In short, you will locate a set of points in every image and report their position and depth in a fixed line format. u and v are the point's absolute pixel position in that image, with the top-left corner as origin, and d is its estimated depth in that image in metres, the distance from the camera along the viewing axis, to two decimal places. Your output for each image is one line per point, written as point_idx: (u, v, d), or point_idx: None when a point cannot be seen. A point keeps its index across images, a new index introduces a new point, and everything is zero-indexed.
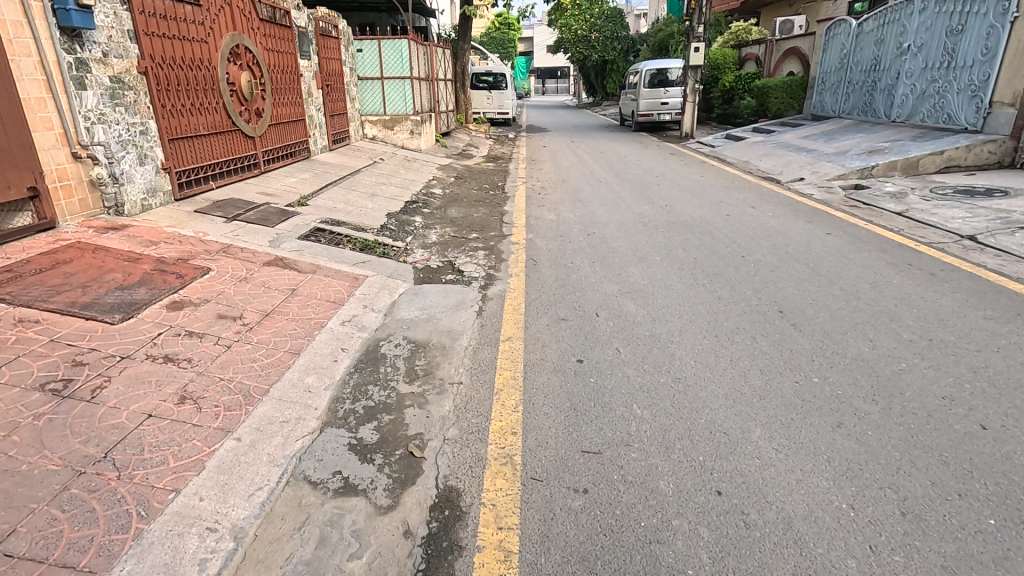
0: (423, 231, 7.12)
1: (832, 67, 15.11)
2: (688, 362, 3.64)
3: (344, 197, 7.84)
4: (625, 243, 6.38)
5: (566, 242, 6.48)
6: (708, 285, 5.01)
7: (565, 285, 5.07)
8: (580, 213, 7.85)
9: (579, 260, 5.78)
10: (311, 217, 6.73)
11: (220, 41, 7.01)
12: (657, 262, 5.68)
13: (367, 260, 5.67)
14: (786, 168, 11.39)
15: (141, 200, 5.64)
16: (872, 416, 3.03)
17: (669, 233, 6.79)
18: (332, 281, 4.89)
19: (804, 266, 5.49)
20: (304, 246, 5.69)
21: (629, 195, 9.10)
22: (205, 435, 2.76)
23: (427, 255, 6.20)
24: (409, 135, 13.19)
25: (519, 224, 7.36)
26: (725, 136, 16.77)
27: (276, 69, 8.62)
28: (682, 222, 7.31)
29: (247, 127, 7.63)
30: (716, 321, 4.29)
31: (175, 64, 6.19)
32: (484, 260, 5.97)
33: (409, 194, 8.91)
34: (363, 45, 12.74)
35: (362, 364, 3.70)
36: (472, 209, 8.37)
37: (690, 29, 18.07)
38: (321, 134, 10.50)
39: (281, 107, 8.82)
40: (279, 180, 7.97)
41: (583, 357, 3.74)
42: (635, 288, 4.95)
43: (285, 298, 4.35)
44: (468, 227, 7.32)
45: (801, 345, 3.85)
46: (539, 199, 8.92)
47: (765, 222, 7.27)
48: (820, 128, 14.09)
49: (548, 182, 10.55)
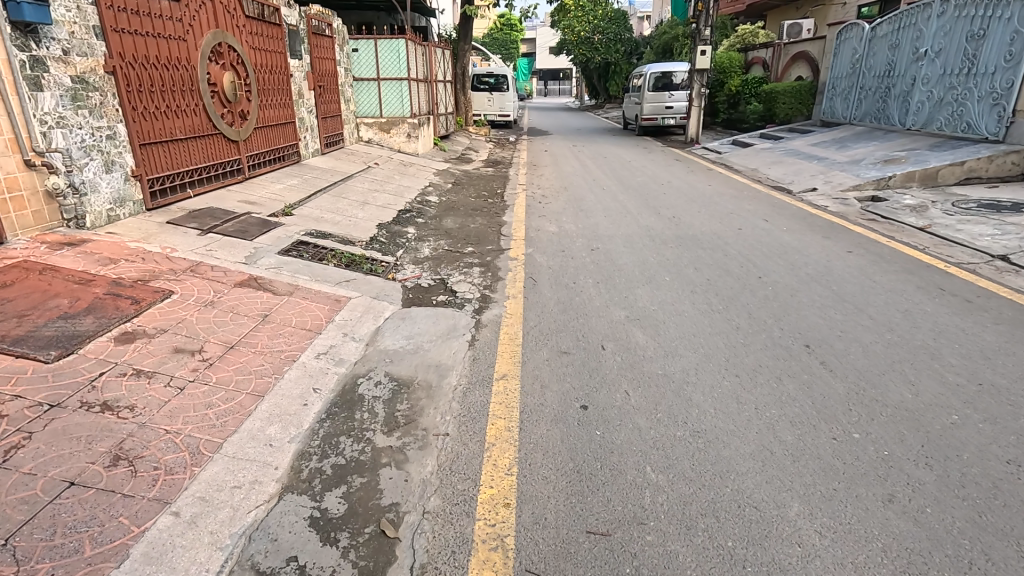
0: (416, 244, 6.68)
1: (842, 72, 14.67)
2: (707, 411, 3.19)
3: (333, 206, 7.40)
4: (631, 260, 5.93)
5: (568, 259, 6.03)
6: (724, 312, 4.55)
7: (567, 310, 4.62)
8: (583, 225, 7.41)
9: (582, 280, 5.33)
10: (295, 228, 6.28)
11: (200, 39, 6.57)
12: (666, 284, 5.23)
13: (352, 279, 5.22)
14: (797, 177, 10.94)
15: (107, 210, 5.21)
16: (928, 487, 2.57)
17: (679, 249, 6.34)
18: (311, 304, 4.44)
19: (827, 290, 5.04)
20: (284, 262, 5.24)
21: (634, 205, 8.64)
22: (135, 510, 2.30)
23: (418, 272, 5.74)
24: (405, 138, 12.74)
25: (518, 237, 6.90)
26: (732, 142, 16.32)
27: (263, 69, 8.17)
28: (692, 236, 6.87)
29: (229, 131, 7.19)
30: (736, 357, 3.83)
31: (148, 64, 5.74)
32: (480, 278, 5.52)
33: (402, 202, 8.46)
34: (359, 45, 12.30)
35: (335, 409, 3.25)
36: (468, 219, 7.92)
37: (696, 32, 17.62)
38: (313, 137, 10.05)
39: (269, 109, 8.37)
40: (264, 187, 7.52)
41: (587, 403, 3.28)
42: (644, 315, 4.50)
43: (254, 327, 3.90)
44: (464, 239, 6.87)
45: (835, 389, 3.39)
46: (540, 208, 8.48)
47: (780, 237, 6.82)
48: (831, 134, 13.64)
49: (549, 189, 10.10)
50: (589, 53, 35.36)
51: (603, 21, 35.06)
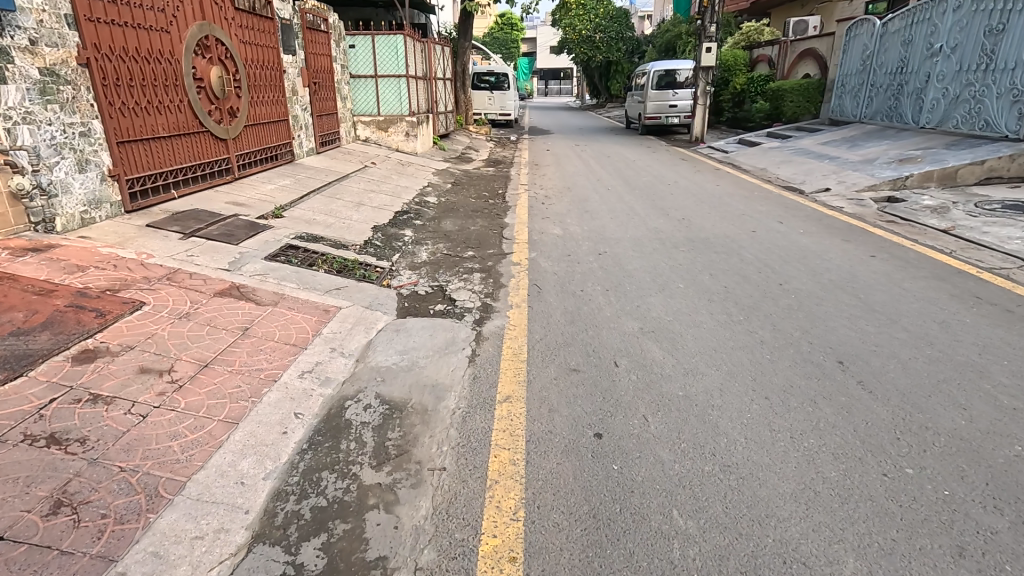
0: (413, 247, 6.32)
1: (852, 69, 14.31)
2: (737, 441, 2.83)
3: (326, 207, 7.05)
4: (641, 266, 5.58)
5: (574, 264, 5.67)
6: (746, 324, 4.19)
7: (575, 322, 4.26)
8: (588, 228, 7.05)
9: (590, 287, 4.97)
10: (285, 231, 5.93)
11: (185, 31, 6.22)
12: (680, 291, 4.87)
13: (344, 286, 4.87)
14: (808, 177, 10.58)
15: (81, 212, 4.87)
16: (1003, 537, 2.21)
17: (691, 253, 5.99)
18: (297, 315, 4.08)
19: (854, 299, 4.68)
20: (270, 268, 4.88)
21: (641, 206, 8.28)
22: (73, 572, 1.94)
23: (414, 278, 5.39)
24: (403, 137, 12.33)
25: (521, 241, 6.55)
26: (738, 141, 15.96)
27: (254, 64, 7.81)
28: (704, 239, 6.51)
29: (217, 129, 6.83)
30: (764, 375, 3.47)
31: (127, 56, 5.39)
32: (480, 285, 5.17)
33: (400, 203, 8.11)
34: (356, 41, 11.93)
35: (318, 438, 2.88)
36: (468, 221, 7.56)
37: (701, 29, 17.26)
38: (308, 136, 9.69)
39: (260, 106, 8.02)
40: (254, 188, 7.17)
41: (602, 431, 2.93)
42: (659, 327, 4.15)
43: (232, 342, 3.54)
44: (463, 243, 6.51)
45: (878, 415, 3.04)
46: (543, 210, 8.13)
47: (798, 240, 6.45)
48: (840, 133, 13.28)
49: (552, 189, 9.75)
50: (590, 52, 35.00)
51: (604, 20, 34.70)
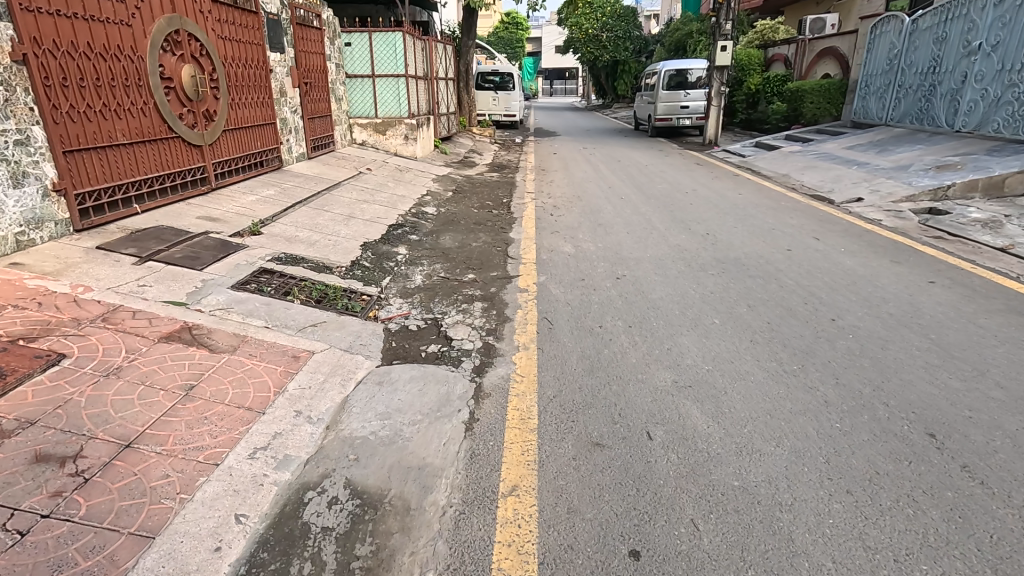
0: (406, 269, 5.60)
1: (877, 69, 13.53)
2: (825, 569, 2.10)
3: (312, 221, 6.34)
4: (667, 294, 4.85)
5: (589, 291, 4.94)
6: (804, 377, 3.46)
7: (595, 372, 3.53)
8: (603, 245, 6.31)
9: (611, 324, 4.25)
10: (260, 251, 5.22)
11: (151, 24, 5.52)
12: (717, 330, 4.14)
13: (322, 321, 4.16)
14: (837, 185, 9.81)
15: (16, 234, 4.20)
16: None
17: (723, 278, 5.25)
18: (259, 365, 3.37)
19: (927, 341, 3.93)
20: (235, 300, 4.18)
21: (660, 219, 7.54)
22: None
23: (406, 308, 4.66)
24: (402, 140, 11.62)
25: (529, 261, 5.82)
26: (755, 144, 15.18)
27: (235, 62, 7.11)
28: (735, 261, 5.77)
29: (190, 134, 6.14)
30: (840, 456, 2.73)
31: (76, 52, 4.70)
32: (482, 318, 4.45)
33: (395, 214, 7.40)
34: (352, 39, 11.23)
35: (264, 556, 2.16)
36: (469, 236, 6.83)
37: (716, 26, 16.47)
38: (298, 140, 9.00)
39: (242, 109, 7.31)
40: (232, 200, 6.48)
41: (639, 548, 2.21)
42: (699, 381, 3.42)
43: (171, 407, 2.84)
44: (464, 263, 5.80)
45: (1002, 524, 2.30)
46: (552, 222, 7.40)
47: (842, 262, 5.70)
48: (867, 137, 12.48)
49: (561, 198, 9.01)
50: (596, 52, 34.21)
51: (611, 19, 33.96)
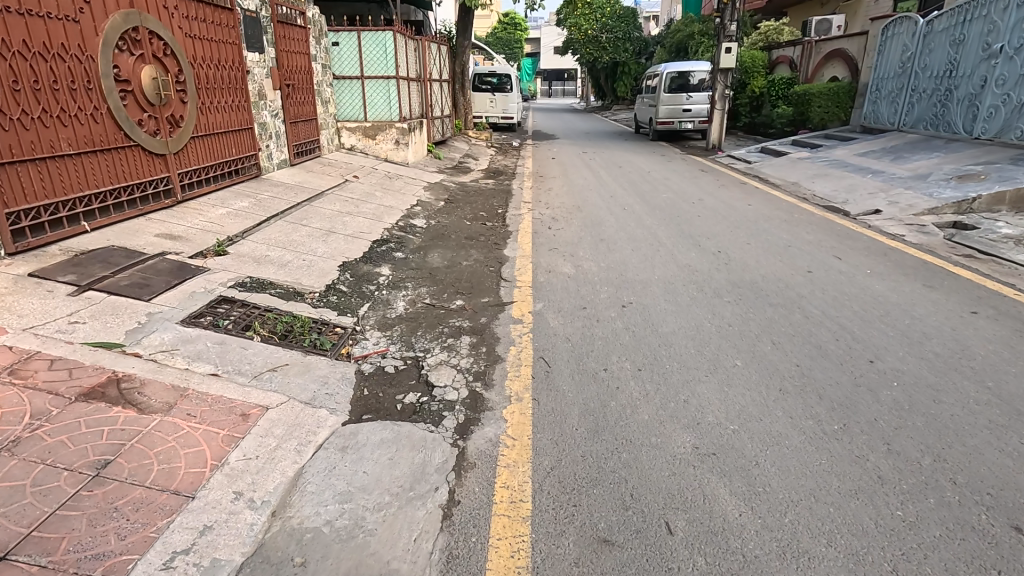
0: (388, 294, 5.04)
1: (889, 72, 13.01)
2: None
3: (287, 238, 5.79)
4: (680, 327, 4.30)
5: (592, 323, 4.38)
6: (851, 442, 2.90)
7: (600, 435, 2.97)
8: (606, 266, 5.75)
9: (618, 367, 3.69)
10: (222, 276, 4.65)
11: (103, 19, 4.96)
12: (739, 375, 3.58)
13: (283, 364, 3.59)
14: (851, 195, 9.27)
15: None
16: None
17: (741, 307, 4.70)
18: (198, 428, 2.80)
19: (986, 391, 3.37)
20: (184, 338, 3.62)
21: (667, 234, 6.99)
22: None
23: (384, 344, 4.10)
24: (393, 145, 11.05)
25: (524, 285, 5.26)
26: (760, 150, 14.65)
27: (205, 62, 6.54)
28: (752, 285, 5.21)
29: (152, 142, 5.57)
30: (911, 563, 2.17)
31: (9, 51, 4.15)
32: (469, 358, 3.89)
33: (380, 228, 6.85)
34: (340, 38, 10.67)
35: None
36: (460, 253, 6.28)
37: (721, 27, 15.92)
38: (279, 146, 8.43)
39: (215, 113, 6.74)
40: (200, 214, 5.91)
41: None
42: (724, 448, 2.87)
43: (70, 496, 2.27)
44: (452, 287, 5.24)
45: None
46: (551, 237, 6.86)
47: (870, 287, 5.16)
48: (879, 143, 11.96)
49: (560, 208, 8.46)
50: (596, 53, 33.64)
51: (611, 20, 33.45)
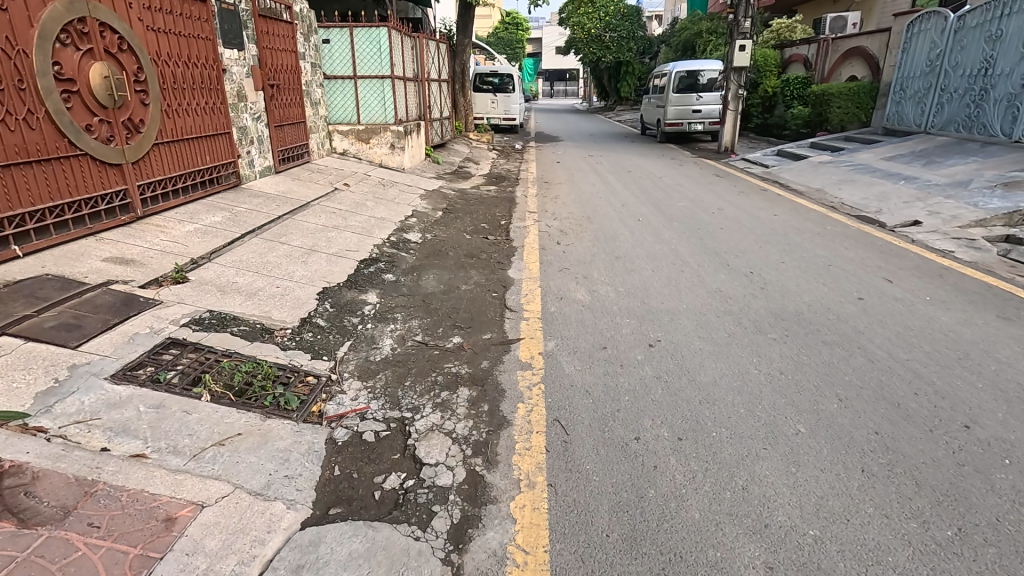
0: (373, 329, 4.31)
1: (915, 71, 12.26)
2: None
3: (261, 260, 5.08)
4: (722, 376, 3.56)
5: (615, 370, 3.65)
6: (977, 562, 2.17)
7: (641, 550, 2.25)
8: (626, 291, 5.02)
9: (653, 437, 2.96)
10: (176, 310, 3.93)
11: (39, 7, 4.26)
12: (807, 449, 2.85)
13: (234, 433, 2.86)
14: (884, 204, 8.52)
15: None
16: None
17: (790, 347, 3.96)
18: (98, 546, 2.07)
19: None
20: (110, 401, 2.90)
21: (690, 251, 6.25)
22: None
23: (363, 400, 3.37)
24: (388, 149, 10.28)
25: (532, 316, 4.53)
26: (777, 153, 13.90)
27: (172, 59, 5.83)
28: (797, 317, 4.47)
29: (105, 150, 4.85)
30: None
31: None
32: (468, 420, 3.16)
33: (369, 245, 6.13)
34: (331, 35, 9.96)
35: None
36: (458, 275, 5.56)
37: (734, 24, 15.19)
38: (262, 152, 7.72)
39: (183, 116, 6.02)
40: (162, 232, 5.19)
41: None
42: (808, 570, 2.14)
43: None
44: (449, 320, 4.50)
45: None
46: (560, 255, 6.13)
47: (936, 318, 4.42)
48: (906, 146, 11.20)
49: (568, 220, 7.73)
50: (599, 52, 32.86)
51: (615, 19, 32.71)
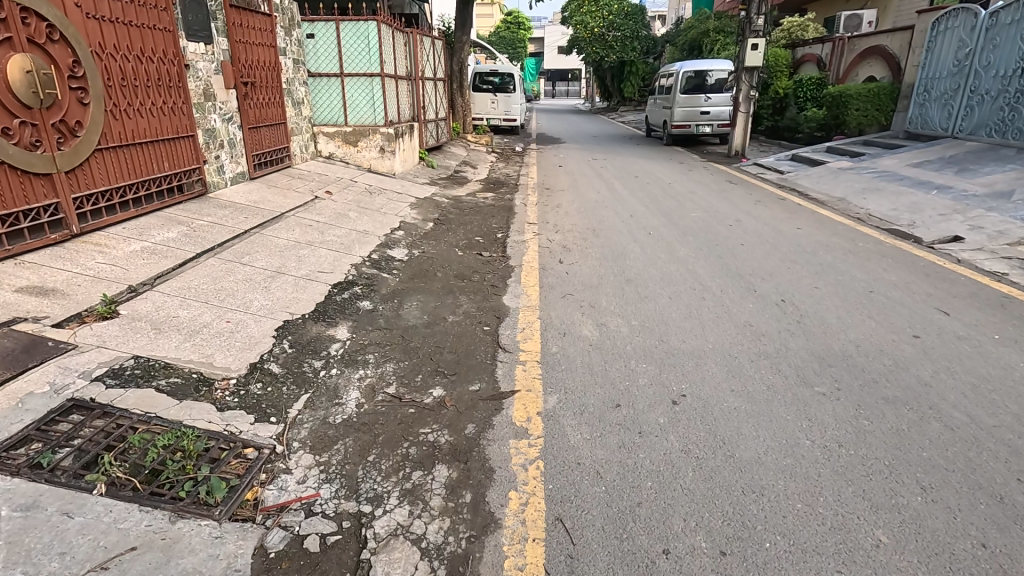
0: (338, 377, 3.57)
1: (940, 71, 11.52)
2: None
3: (214, 287, 4.35)
4: (768, 452, 2.83)
5: (634, 442, 2.92)
6: None
7: None
8: (640, 326, 4.29)
9: (691, 554, 2.23)
10: (91, 357, 3.20)
11: None
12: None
13: (126, 549, 2.13)
14: (917, 216, 7.80)
15: None
16: None
17: (845, 407, 3.23)
18: None
19: None
20: None
21: (710, 273, 5.51)
22: None
23: (311, 484, 2.64)
24: (377, 153, 9.55)
25: (529, 359, 3.80)
26: (792, 158, 13.15)
27: (119, 51, 5.09)
28: (848, 363, 3.74)
29: (29, 158, 4.15)
30: None
31: None
32: (444, 519, 2.42)
33: (346, 264, 5.40)
34: (316, 30, 9.25)
35: None
36: (446, 302, 4.83)
37: (746, 21, 14.42)
38: (234, 157, 6.99)
39: (135, 117, 5.29)
40: (100, 252, 4.47)
41: None
42: None
43: None
44: (430, 363, 3.77)
45: None
46: (563, 277, 5.39)
47: (1015, 365, 3.69)
48: (934, 151, 10.47)
49: (571, 233, 6.98)
50: (601, 52, 32.05)
51: (618, 17, 31.97)
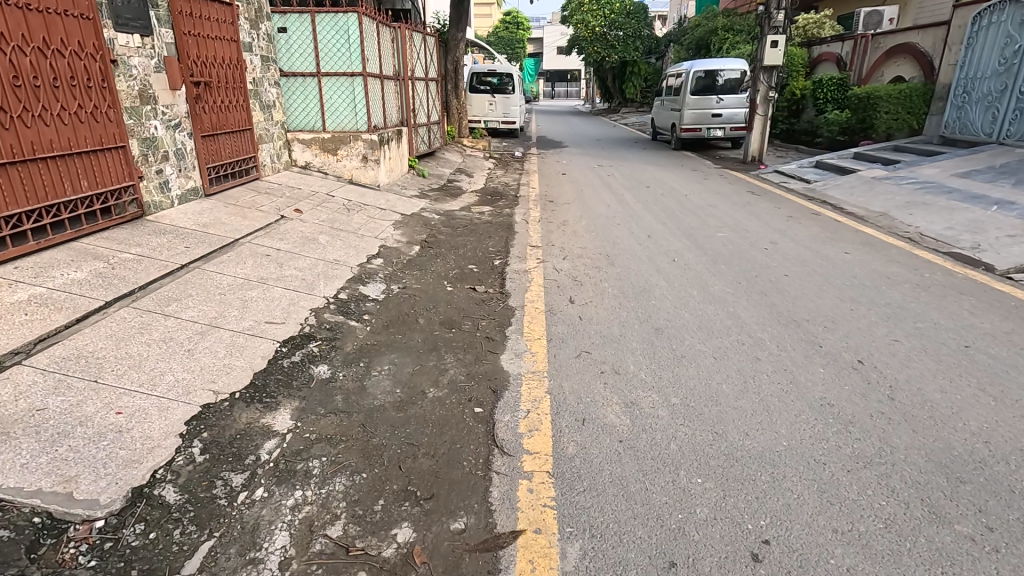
0: (262, 506, 2.46)
1: (983, 70, 10.47)
2: None
3: (114, 355, 3.25)
4: None
5: None
6: None
7: None
8: (685, 408, 3.20)
9: None
10: None
11: None
12: None
13: None
14: (981, 237, 6.73)
15: None
16: None
17: (1016, 571, 2.14)
18: None
19: None
20: None
21: (760, 320, 4.41)
22: None
23: None
24: (360, 162, 8.44)
25: (537, 470, 2.70)
26: (816, 165, 12.07)
27: (9, 41, 3.99)
28: (989, 477, 2.64)
29: None
30: None
31: None
32: None
33: (305, 310, 4.31)
34: (288, 24, 8.17)
35: None
36: (427, 364, 3.73)
37: (763, 17, 13.34)
38: (183, 170, 5.90)
39: (37, 126, 4.19)
40: None
41: None
42: None
43: None
44: (397, 476, 2.67)
45: None
46: (575, 326, 4.30)
47: None
48: (980, 159, 9.41)
49: (581, 260, 5.90)
50: (604, 52, 30.98)
51: (621, 16, 30.95)
